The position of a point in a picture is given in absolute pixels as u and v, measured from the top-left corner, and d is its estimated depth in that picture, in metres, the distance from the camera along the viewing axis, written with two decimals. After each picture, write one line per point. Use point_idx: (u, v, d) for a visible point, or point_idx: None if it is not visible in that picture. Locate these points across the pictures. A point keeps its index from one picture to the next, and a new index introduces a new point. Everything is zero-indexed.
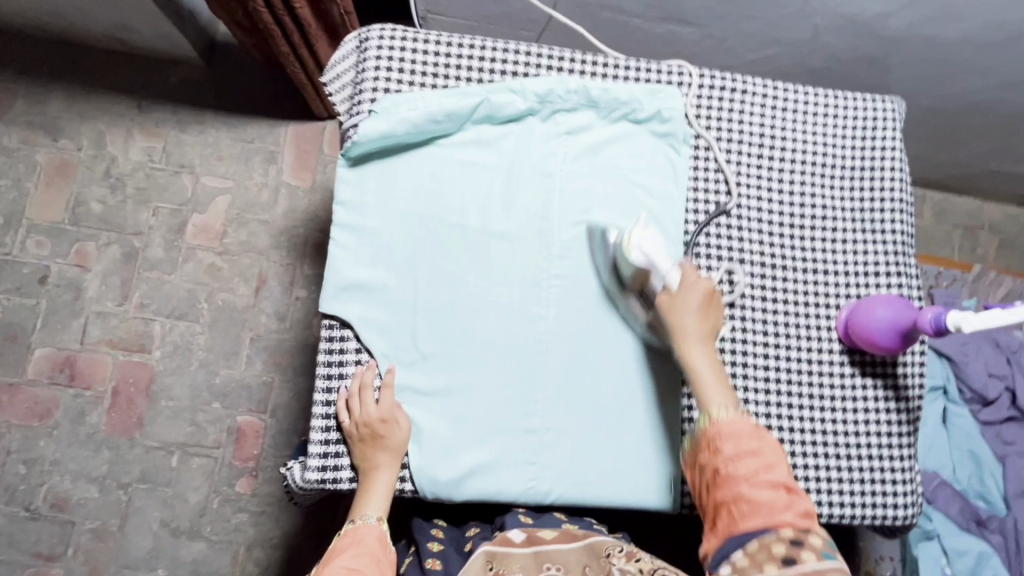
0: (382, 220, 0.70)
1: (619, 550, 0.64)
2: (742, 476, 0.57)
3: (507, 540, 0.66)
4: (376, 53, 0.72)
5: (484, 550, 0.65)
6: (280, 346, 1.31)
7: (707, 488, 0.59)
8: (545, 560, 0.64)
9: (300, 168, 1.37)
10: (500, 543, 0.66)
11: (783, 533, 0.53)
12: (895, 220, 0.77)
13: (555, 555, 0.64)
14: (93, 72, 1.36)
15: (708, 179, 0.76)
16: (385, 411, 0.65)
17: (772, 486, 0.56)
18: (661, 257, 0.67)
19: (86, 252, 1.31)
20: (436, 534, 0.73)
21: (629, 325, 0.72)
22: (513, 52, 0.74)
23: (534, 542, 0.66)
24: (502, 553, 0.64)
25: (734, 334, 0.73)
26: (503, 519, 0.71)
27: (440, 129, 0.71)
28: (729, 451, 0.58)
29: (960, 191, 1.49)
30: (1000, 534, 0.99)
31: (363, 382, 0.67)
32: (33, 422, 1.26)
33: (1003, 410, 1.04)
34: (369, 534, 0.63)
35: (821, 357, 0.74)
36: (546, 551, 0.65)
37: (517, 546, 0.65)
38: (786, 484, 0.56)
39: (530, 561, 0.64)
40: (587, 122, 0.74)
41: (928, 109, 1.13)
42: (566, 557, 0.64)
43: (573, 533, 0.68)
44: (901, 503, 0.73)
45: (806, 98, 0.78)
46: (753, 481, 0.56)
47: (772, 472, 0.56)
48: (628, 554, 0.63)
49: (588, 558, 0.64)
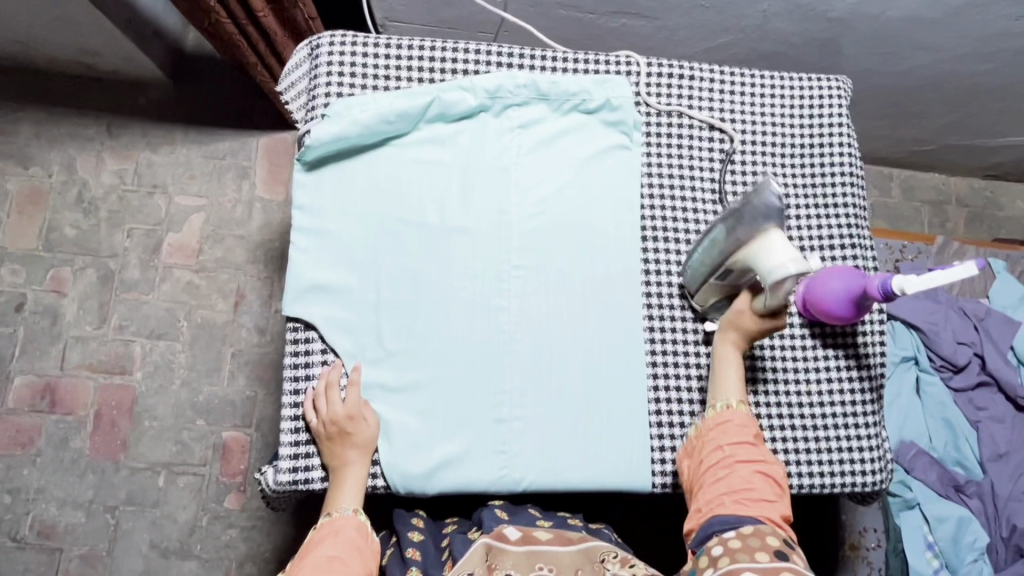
0: (341, 222, 0.71)
1: (613, 557, 0.65)
2: (745, 469, 0.63)
3: (503, 536, 0.67)
4: (326, 60, 0.73)
5: (483, 543, 0.66)
6: (262, 360, 1.31)
7: (703, 472, 0.65)
8: (539, 559, 0.64)
9: (273, 182, 1.38)
10: (496, 537, 0.67)
11: (774, 530, 0.59)
12: (848, 195, 0.78)
13: (550, 555, 0.65)
14: (60, 98, 1.36)
15: (661, 164, 0.77)
16: (351, 409, 0.66)
17: (766, 482, 0.63)
18: (774, 291, 0.63)
19: (61, 277, 1.31)
20: (417, 524, 0.76)
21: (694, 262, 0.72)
22: (461, 51, 0.75)
23: (528, 541, 0.66)
24: (497, 547, 0.66)
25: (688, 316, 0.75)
26: (481, 515, 0.73)
27: (394, 130, 0.72)
28: (736, 441, 0.65)
29: (926, 167, 1.52)
30: (978, 498, 1.01)
31: (329, 381, 0.68)
32: (15, 451, 1.26)
33: (972, 376, 1.07)
34: (347, 525, 0.64)
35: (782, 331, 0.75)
36: (541, 551, 0.65)
37: (513, 543, 0.66)
38: (780, 488, 0.63)
39: (523, 559, 0.64)
40: (537, 115, 0.75)
41: (881, 87, 1.16)
42: (560, 558, 0.64)
43: (569, 537, 0.68)
44: (869, 471, 0.74)
45: (754, 81, 0.80)
46: (754, 476, 0.63)
47: (771, 474, 0.63)
48: (623, 560, 0.64)
49: (581, 561, 0.65)
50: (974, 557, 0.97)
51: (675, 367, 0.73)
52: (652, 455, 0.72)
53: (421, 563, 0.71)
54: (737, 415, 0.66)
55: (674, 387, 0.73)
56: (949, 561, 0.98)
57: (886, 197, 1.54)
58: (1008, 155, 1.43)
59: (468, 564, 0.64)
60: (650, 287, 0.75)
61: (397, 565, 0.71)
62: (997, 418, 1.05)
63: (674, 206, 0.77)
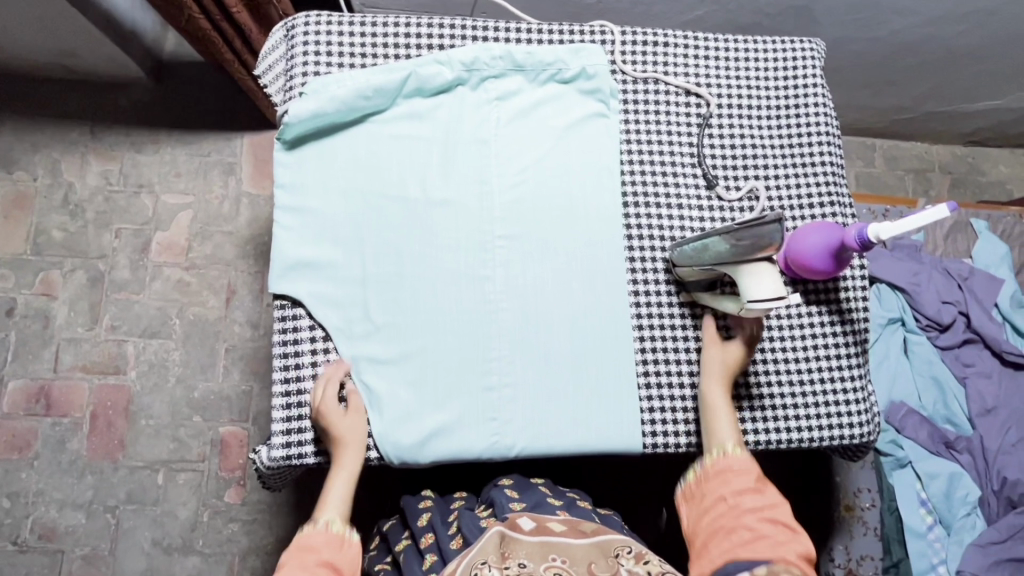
0: (324, 200, 0.72)
1: (627, 552, 0.63)
2: (751, 516, 0.62)
3: (517, 525, 0.65)
4: (302, 40, 0.74)
5: (497, 531, 0.63)
6: (257, 354, 1.31)
7: (710, 523, 0.64)
8: (552, 549, 0.62)
9: (259, 177, 1.37)
10: (511, 526, 0.65)
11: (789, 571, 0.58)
12: (825, 152, 0.79)
13: (563, 547, 0.63)
14: (41, 102, 1.36)
15: (639, 132, 0.78)
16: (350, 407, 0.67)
17: (775, 525, 0.62)
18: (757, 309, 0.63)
19: (51, 280, 1.31)
20: (425, 507, 0.78)
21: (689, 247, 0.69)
22: (436, 26, 0.76)
23: (541, 532, 0.64)
24: (511, 537, 0.63)
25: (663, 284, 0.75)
26: (492, 495, 0.75)
27: (372, 105, 0.72)
28: (738, 488, 0.64)
29: (908, 136, 1.54)
30: (968, 454, 1.02)
31: (330, 377, 0.68)
32: (12, 455, 1.26)
33: (958, 334, 1.08)
34: (318, 539, 0.63)
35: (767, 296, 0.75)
36: (554, 541, 0.63)
37: (527, 533, 0.64)
38: (792, 530, 0.62)
39: (536, 548, 0.62)
40: (514, 87, 0.76)
41: (859, 54, 1.17)
42: (574, 550, 0.62)
43: (581, 529, 0.66)
44: (856, 423, 0.75)
45: (727, 46, 0.80)
46: (761, 521, 0.62)
47: (779, 517, 0.62)
48: (637, 556, 0.62)
49: (595, 554, 0.62)
50: (967, 511, 0.99)
51: (662, 328, 0.74)
52: (642, 415, 0.73)
53: (434, 546, 0.72)
54: (734, 459, 0.66)
55: (662, 349, 0.74)
56: (942, 516, 0.99)
57: (870, 167, 1.55)
58: (990, 120, 1.44)
59: (483, 552, 0.61)
60: (633, 252, 0.75)
61: (413, 555, 0.73)
62: (984, 374, 1.06)
63: (653, 171, 0.77)
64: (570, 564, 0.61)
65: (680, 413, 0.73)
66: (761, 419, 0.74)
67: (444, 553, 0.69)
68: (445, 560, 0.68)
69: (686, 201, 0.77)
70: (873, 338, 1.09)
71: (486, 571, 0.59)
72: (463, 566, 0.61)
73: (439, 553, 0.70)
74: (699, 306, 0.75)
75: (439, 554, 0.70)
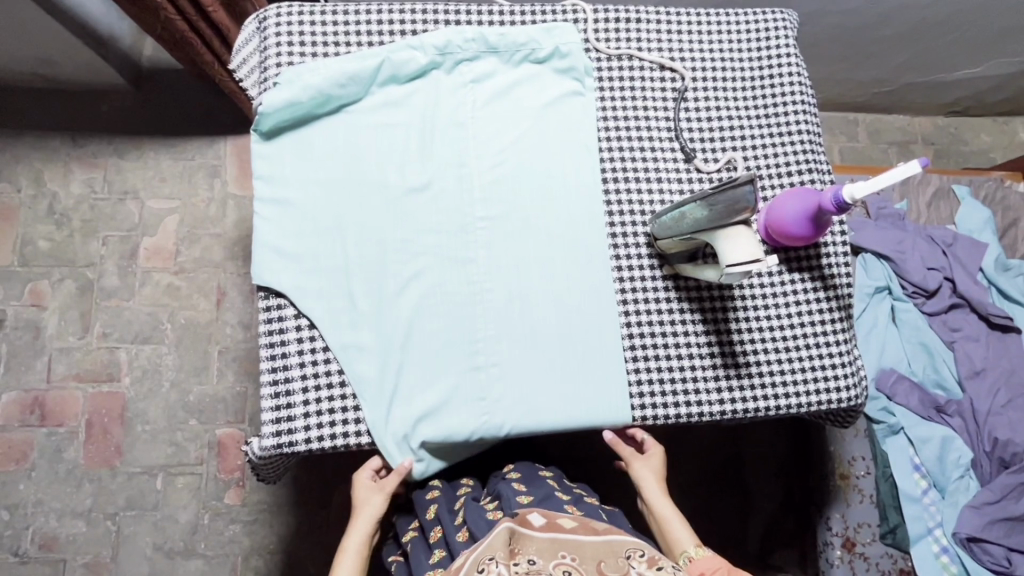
0: (303, 190, 0.72)
1: (639, 554, 0.59)
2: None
3: (527, 521, 0.64)
4: (275, 30, 0.74)
5: (506, 526, 0.62)
6: (250, 355, 1.31)
7: None
8: (562, 546, 0.60)
9: (243, 177, 1.37)
10: (520, 522, 0.63)
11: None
12: (800, 120, 0.79)
13: (574, 544, 0.61)
14: (19, 112, 1.35)
15: (616, 109, 0.78)
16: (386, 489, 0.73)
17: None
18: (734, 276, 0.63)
19: (40, 290, 1.31)
20: (432, 498, 0.76)
21: (671, 218, 0.69)
22: (408, 12, 0.76)
23: (553, 529, 0.62)
24: (521, 533, 0.62)
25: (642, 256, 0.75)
26: (499, 488, 0.74)
27: (346, 93, 0.73)
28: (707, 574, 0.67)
29: (890, 109, 1.55)
30: (959, 417, 1.03)
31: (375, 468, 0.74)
32: (9, 466, 1.25)
33: (944, 299, 1.09)
34: None
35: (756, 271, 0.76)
36: (564, 539, 0.61)
37: (537, 530, 0.62)
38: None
39: (547, 545, 0.60)
40: (488, 69, 0.76)
41: (835, 27, 1.17)
42: (584, 549, 0.60)
43: (594, 527, 0.63)
44: (843, 387, 0.75)
45: (699, 19, 0.80)
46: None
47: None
48: (650, 560, 0.59)
49: (605, 553, 0.60)
50: (960, 473, 0.99)
51: (646, 302, 0.74)
52: (631, 390, 0.73)
53: (443, 542, 0.71)
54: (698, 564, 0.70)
55: (648, 323, 0.74)
56: (936, 480, 1.00)
57: (853, 141, 1.56)
58: (969, 89, 1.44)
59: (491, 547, 0.60)
60: (614, 228, 0.76)
61: (421, 550, 0.73)
62: (971, 337, 1.07)
63: (631, 147, 0.77)
64: (580, 563, 0.59)
65: (668, 384, 0.73)
66: (749, 388, 0.74)
67: (453, 547, 0.68)
68: (453, 553, 0.68)
69: (664, 173, 0.77)
70: (860, 307, 1.10)
71: (493, 567, 0.58)
72: (470, 561, 0.60)
73: (447, 549, 0.69)
74: (682, 279, 0.75)
75: (446, 548, 0.70)
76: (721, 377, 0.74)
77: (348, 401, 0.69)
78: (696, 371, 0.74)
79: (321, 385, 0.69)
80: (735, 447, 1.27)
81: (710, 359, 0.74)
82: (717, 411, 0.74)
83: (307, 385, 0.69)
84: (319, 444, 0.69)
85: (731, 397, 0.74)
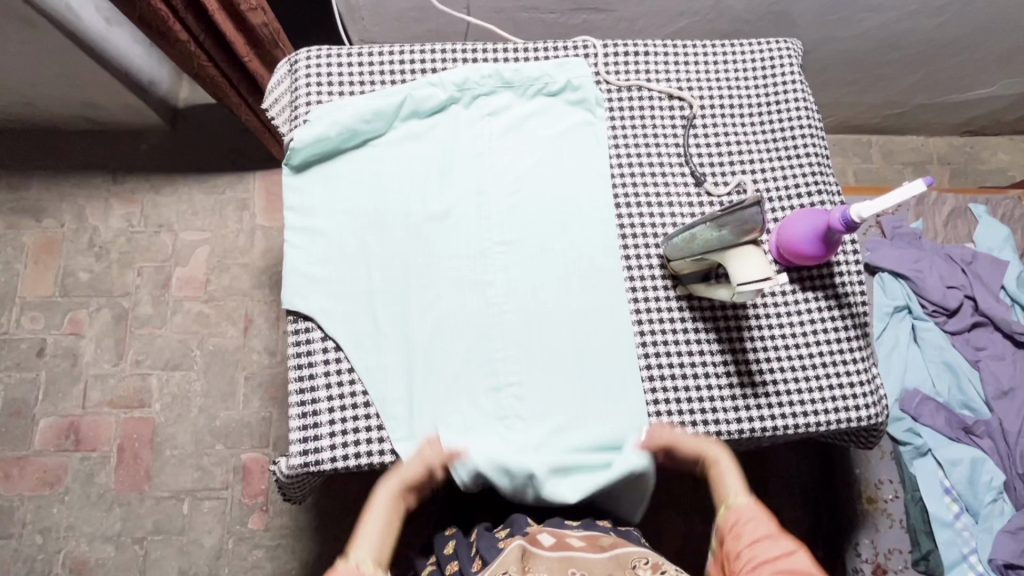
0: (330, 220, 0.76)
1: (643, 562, 0.61)
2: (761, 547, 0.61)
3: (537, 540, 0.64)
4: (305, 74, 0.79)
5: (518, 544, 0.63)
6: (276, 380, 1.34)
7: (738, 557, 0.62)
8: (572, 563, 0.60)
9: (271, 209, 1.43)
10: (531, 541, 0.64)
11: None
12: (807, 142, 0.81)
13: (583, 561, 0.61)
14: (65, 152, 1.44)
15: (627, 137, 0.81)
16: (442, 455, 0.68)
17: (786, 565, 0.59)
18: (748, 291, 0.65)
19: (79, 319, 1.37)
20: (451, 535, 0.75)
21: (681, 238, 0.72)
22: (428, 52, 0.81)
23: (561, 547, 0.62)
24: (530, 551, 0.62)
25: (655, 278, 0.77)
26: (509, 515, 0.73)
27: (372, 129, 0.77)
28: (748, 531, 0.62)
29: (903, 130, 1.56)
30: (989, 438, 1.02)
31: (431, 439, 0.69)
32: (44, 491, 1.29)
33: (966, 318, 1.08)
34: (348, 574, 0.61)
35: (774, 292, 0.77)
36: (574, 556, 0.61)
37: (547, 549, 0.62)
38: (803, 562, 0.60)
39: (556, 562, 0.60)
40: (505, 102, 0.80)
41: (842, 53, 1.20)
42: (593, 564, 0.60)
43: (600, 543, 0.64)
44: (864, 405, 0.75)
45: (705, 50, 0.84)
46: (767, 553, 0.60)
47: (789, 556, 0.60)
48: (654, 566, 0.61)
49: (614, 567, 0.60)
50: (993, 497, 0.97)
51: (661, 321, 0.76)
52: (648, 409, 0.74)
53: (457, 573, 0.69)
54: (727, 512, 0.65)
55: (663, 342, 0.75)
56: (969, 503, 0.97)
57: (867, 163, 1.57)
58: (982, 109, 1.45)
59: (504, 562, 0.61)
60: (628, 251, 0.78)
61: None
62: (997, 356, 1.06)
63: (643, 172, 0.80)
64: None
65: (685, 404, 0.74)
66: (767, 405, 0.74)
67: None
68: None
69: (675, 195, 0.80)
70: (880, 327, 1.09)
71: None
72: None
73: None
74: (696, 298, 0.76)
75: None
76: (738, 395, 0.75)
77: (371, 425, 0.71)
78: (713, 389, 0.75)
79: (347, 406, 0.72)
80: (759, 471, 1.26)
81: (727, 377, 0.75)
82: (736, 429, 0.74)
83: (333, 406, 0.72)
84: (344, 463, 0.71)
85: (748, 415, 0.74)
